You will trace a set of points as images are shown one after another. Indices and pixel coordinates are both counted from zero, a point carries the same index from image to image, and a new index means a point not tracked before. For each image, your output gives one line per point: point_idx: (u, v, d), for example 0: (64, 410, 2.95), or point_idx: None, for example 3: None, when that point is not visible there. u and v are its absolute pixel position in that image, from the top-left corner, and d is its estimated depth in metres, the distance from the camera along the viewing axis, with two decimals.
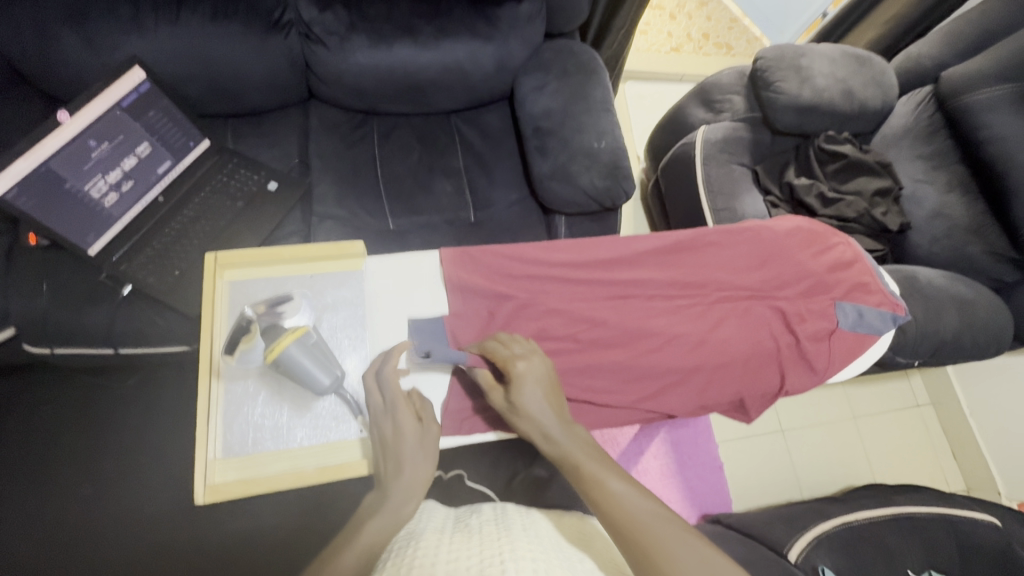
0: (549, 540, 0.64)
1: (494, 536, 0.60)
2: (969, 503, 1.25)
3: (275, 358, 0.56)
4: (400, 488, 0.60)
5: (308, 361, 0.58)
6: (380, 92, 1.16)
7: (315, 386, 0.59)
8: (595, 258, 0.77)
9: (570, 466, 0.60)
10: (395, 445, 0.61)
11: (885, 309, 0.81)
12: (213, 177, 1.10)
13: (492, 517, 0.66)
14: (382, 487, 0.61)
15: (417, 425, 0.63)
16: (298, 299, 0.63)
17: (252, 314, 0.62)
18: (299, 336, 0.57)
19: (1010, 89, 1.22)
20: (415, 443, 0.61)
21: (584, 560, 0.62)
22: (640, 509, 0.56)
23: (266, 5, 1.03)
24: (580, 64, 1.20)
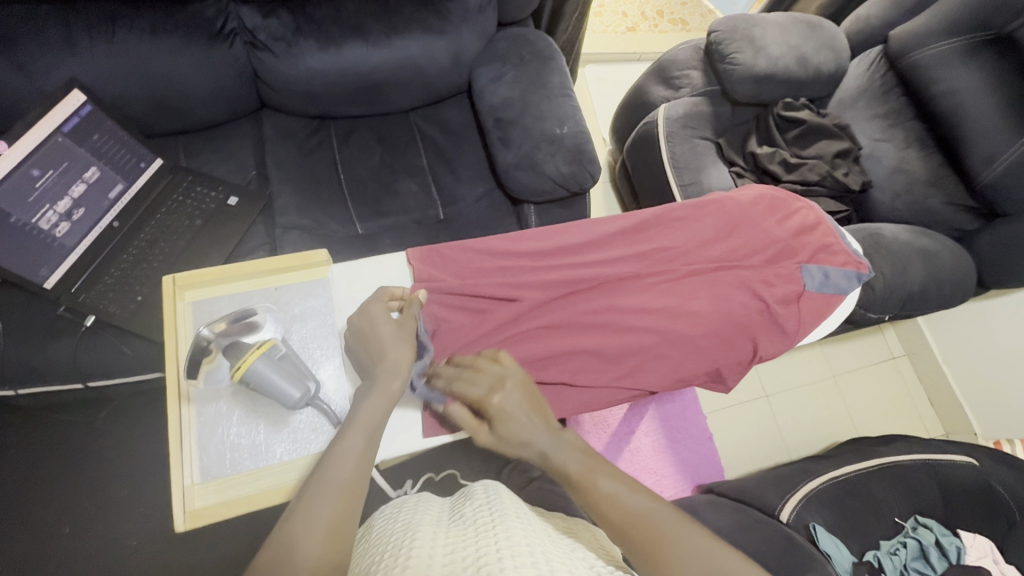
0: (540, 527, 0.64)
1: (487, 523, 0.60)
2: (947, 446, 1.30)
3: (243, 376, 0.56)
4: (385, 367, 0.62)
5: (277, 376, 0.57)
6: (335, 95, 1.13)
7: (285, 402, 0.58)
8: (564, 243, 0.77)
9: (565, 475, 0.60)
10: (374, 333, 0.64)
11: (850, 268, 0.83)
12: (168, 197, 1.07)
13: (485, 502, 0.66)
14: (370, 374, 0.63)
15: (395, 319, 0.66)
16: (262, 314, 0.66)
17: (209, 334, 0.61)
18: (266, 350, 0.57)
19: (955, 43, 1.26)
20: (389, 327, 0.64)
21: (577, 547, 0.63)
22: (633, 504, 0.57)
23: (206, 14, 0.99)
24: (535, 51, 1.19)
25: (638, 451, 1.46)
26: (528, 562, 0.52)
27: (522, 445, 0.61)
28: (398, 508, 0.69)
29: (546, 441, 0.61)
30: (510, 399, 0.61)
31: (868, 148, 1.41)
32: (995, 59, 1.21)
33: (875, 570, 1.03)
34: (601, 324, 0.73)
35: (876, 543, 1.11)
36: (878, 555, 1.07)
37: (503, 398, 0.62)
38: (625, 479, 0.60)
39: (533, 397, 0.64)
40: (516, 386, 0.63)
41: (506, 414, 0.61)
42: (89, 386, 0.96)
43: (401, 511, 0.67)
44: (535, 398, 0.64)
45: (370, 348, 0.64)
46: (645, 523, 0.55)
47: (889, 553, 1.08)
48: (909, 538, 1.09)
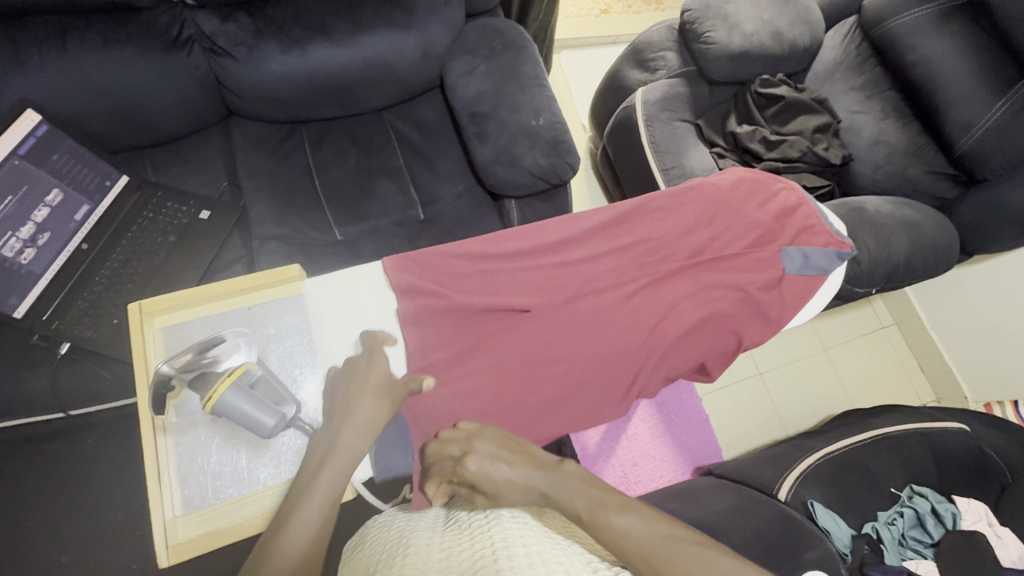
0: (536, 526, 0.63)
1: (481, 525, 0.59)
2: (939, 413, 1.31)
3: (213, 407, 0.54)
4: (353, 426, 0.59)
5: (248, 406, 0.55)
6: (303, 99, 1.10)
7: (259, 432, 0.56)
8: (544, 241, 0.75)
9: (570, 510, 0.58)
10: (359, 386, 0.62)
11: (831, 248, 0.82)
12: (139, 215, 1.02)
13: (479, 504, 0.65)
14: (336, 425, 0.60)
15: (388, 377, 0.64)
16: (230, 339, 0.61)
17: (169, 370, 0.58)
18: (237, 377, 0.55)
19: (928, 10, 1.25)
20: (378, 387, 0.62)
21: (572, 545, 0.62)
22: (643, 531, 0.56)
23: (161, 22, 0.96)
24: (506, 40, 1.16)
25: (636, 439, 1.48)
26: (526, 557, 0.51)
27: (517, 490, 0.59)
28: (391, 516, 0.68)
29: (539, 479, 0.60)
30: (486, 458, 0.60)
31: (847, 121, 1.40)
32: (968, 24, 1.21)
33: (874, 543, 1.04)
34: (589, 324, 0.71)
35: (874, 513, 1.13)
36: (877, 527, 1.08)
37: (482, 457, 0.60)
38: (640, 508, 0.59)
39: (511, 445, 0.63)
40: (484, 444, 0.61)
41: (487, 474, 0.59)
42: (71, 414, 0.94)
43: (397, 516, 0.67)
44: (513, 444, 0.63)
45: (344, 400, 0.61)
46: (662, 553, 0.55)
47: (887, 523, 1.10)
48: (906, 507, 1.11)
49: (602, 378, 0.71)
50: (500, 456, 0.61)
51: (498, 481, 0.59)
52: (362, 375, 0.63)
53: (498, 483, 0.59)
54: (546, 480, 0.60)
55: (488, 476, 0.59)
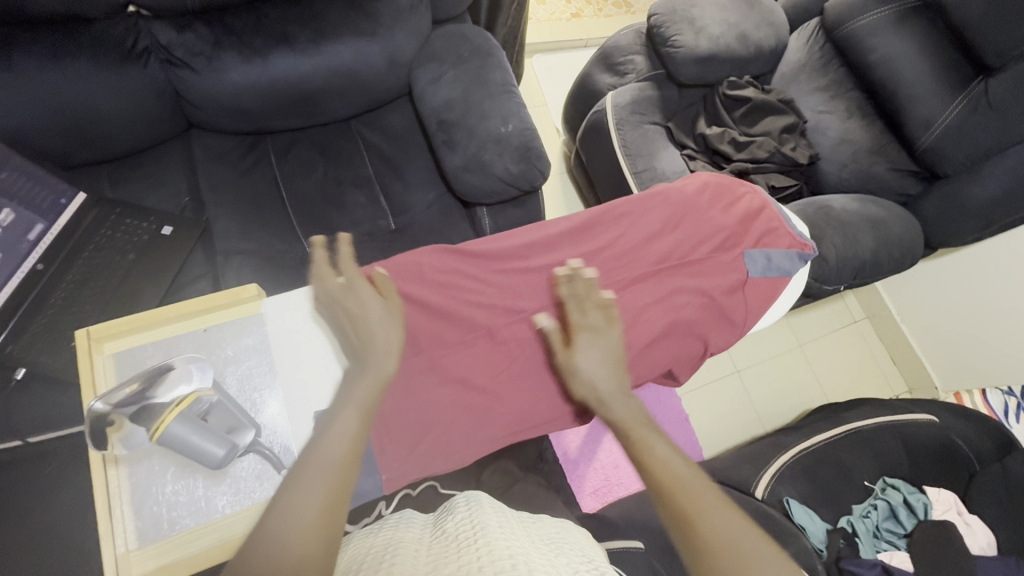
0: (523, 536, 0.62)
1: (468, 539, 0.58)
2: (910, 404, 1.34)
3: (158, 438, 0.49)
4: (376, 351, 0.60)
5: (196, 437, 0.51)
6: (266, 110, 1.08)
7: (207, 462, 0.53)
8: (509, 248, 0.74)
9: (619, 430, 0.60)
10: (363, 319, 0.62)
11: (794, 249, 0.83)
12: (96, 233, 0.99)
13: (467, 514, 0.64)
14: (359, 359, 0.60)
15: (382, 297, 0.64)
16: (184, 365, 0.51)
17: (108, 405, 0.50)
18: (187, 407, 0.50)
19: (888, 11, 1.28)
20: (380, 311, 0.62)
21: (558, 556, 0.61)
22: (682, 470, 0.54)
23: (115, 33, 0.93)
24: (473, 47, 1.15)
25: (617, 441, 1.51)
26: (514, 566, 0.50)
27: (586, 377, 0.63)
28: (377, 526, 0.67)
29: (608, 385, 0.62)
30: (597, 343, 0.64)
31: (814, 121, 1.42)
32: (927, 25, 1.24)
33: (849, 537, 1.06)
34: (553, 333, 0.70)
35: (848, 507, 1.15)
36: (852, 520, 1.10)
37: (590, 338, 0.65)
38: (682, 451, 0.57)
39: (616, 359, 0.64)
40: (604, 342, 0.64)
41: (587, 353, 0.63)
42: (29, 442, 0.90)
43: (383, 527, 0.66)
44: (620, 359, 0.64)
45: (356, 334, 0.61)
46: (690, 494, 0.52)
47: (862, 516, 1.11)
48: (880, 500, 1.13)
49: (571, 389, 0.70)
50: (600, 345, 0.64)
51: (581, 361, 0.63)
52: (355, 298, 0.63)
53: (584, 364, 0.64)
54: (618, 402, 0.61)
55: (575, 347, 0.64)
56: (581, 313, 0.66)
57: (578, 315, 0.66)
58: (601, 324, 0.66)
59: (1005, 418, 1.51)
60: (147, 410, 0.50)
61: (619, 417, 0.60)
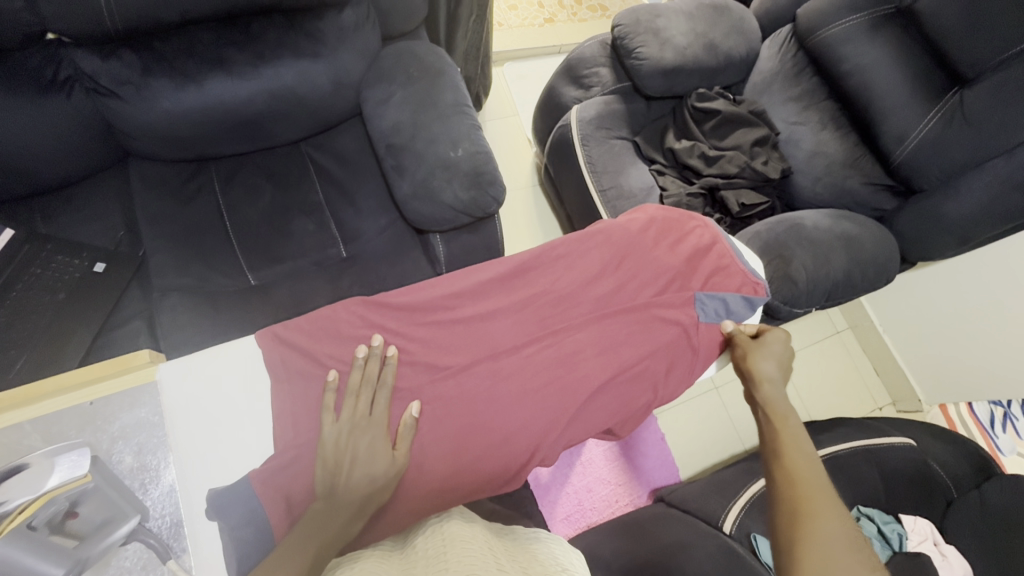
0: (499, 555, 0.55)
1: (437, 554, 0.51)
2: (889, 425, 1.29)
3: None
4: (354, 495, 0.55)
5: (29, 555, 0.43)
6: (205, 136, 1.03)
7: None
8: (434, 296, 0.69)
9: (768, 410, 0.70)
10: (345, 449, 0.58)
11: (746, 290, 0.79)
12: (25, 271, 0.92)
13: (437, 525, 0.57)
14: (329, 493, 0.55)
15: (370, 419, 0.60)
16: (40, 462, 0.44)
17: None
18: (34, 512, 0.43)
19: (860, 19, 1.22)
20: (371, 445, 0.58)
21: (533, 568, 0.56)
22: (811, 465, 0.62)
23: (32, 64, 0.88)
24: (424, 66, 1.10)
25: (591, 463, 1.49)
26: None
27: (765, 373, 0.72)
28: None
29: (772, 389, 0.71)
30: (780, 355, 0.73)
31: (786, 132, 1.37)
32: (900, 34, 1.19)
33: None
34: (478, 394, 0.65)
35: None
36: None
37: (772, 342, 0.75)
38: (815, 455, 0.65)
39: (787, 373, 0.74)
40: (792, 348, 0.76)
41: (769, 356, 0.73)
42: None
43: None
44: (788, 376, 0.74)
45: (336, 464, 0.57)
46: (814, 498, 0.58)
47: None
48: None
49: (499, 454, 0.64)
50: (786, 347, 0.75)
51: (769, 352, 0.73)
52: (361, 440, 0.58)
53: (770, 353, 0.74)
54: (786, 400, 0.70)
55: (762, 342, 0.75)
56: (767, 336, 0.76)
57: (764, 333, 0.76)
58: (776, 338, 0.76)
59: (991, 428, 1.53)
60: None
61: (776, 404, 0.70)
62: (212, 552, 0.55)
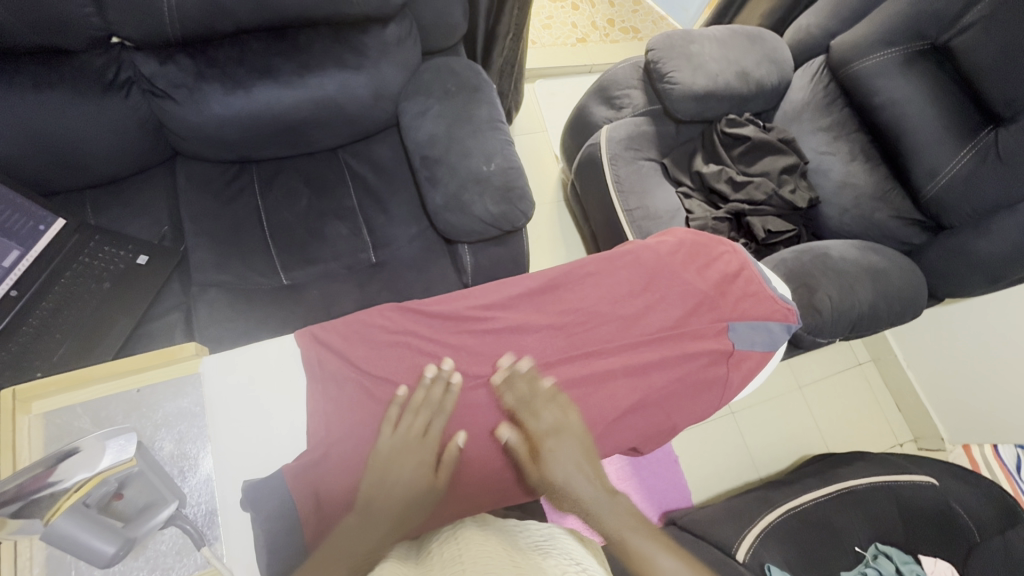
0: (514, 553, 0.56)
1: (452, 555, 0.52)
2: (910, 463, 1.27)
3: (51, 524, 0.44)
4: (388, 518, 0.56)
5: (87, 533, 0.46)
6: (249, 139, 1.08)
7: (96, 562, 0.47)
8: (465, 307, 0.71)
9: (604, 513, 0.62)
10: (390, 467, 0.59)
11: (777, 318, 0.80)
12: (74, 260, 0.97)
13: (448, 533, 0.58)
14: (365, 508, 0.57)
15: (422, 438, 0.62)
16: (89, 446, 0.46)
17: None
18: (88, 491, 0.45)
19: (894, 53, 1.23)
20: (414, 467, 0.60)
21: (553, 566, 0.56)
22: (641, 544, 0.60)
23: (96, 65, 0.93)
24: (461, 81, 1.14)
25: None
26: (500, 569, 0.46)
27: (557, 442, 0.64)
28: None
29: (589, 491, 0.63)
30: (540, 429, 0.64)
31: (815, 162, 1.38)
32: (933, 70, 1.19)
33: None
34: (503, 406, 0.66)
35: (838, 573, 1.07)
36: None
37: (556, 439, 0.64)
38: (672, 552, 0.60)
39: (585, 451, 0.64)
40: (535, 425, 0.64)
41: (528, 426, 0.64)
42: None
43: None
44: (587, 448, 0.65)
45: (375, 482, 0.58)
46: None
47: None
48: (870, 568, 1.06)
49: (522, 467, 0.65)
50: (687, 360, 0.73)
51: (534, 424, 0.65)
52: (409, 457, 0.60)
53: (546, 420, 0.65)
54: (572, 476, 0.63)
55: (544, 461, 0.63)
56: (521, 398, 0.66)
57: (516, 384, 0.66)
58: (572, 426, 0.65)
59: (1018, 473, 1.46)
60: (38, 501, 0.43)
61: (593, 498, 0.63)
62: (242, 543, 0.57)
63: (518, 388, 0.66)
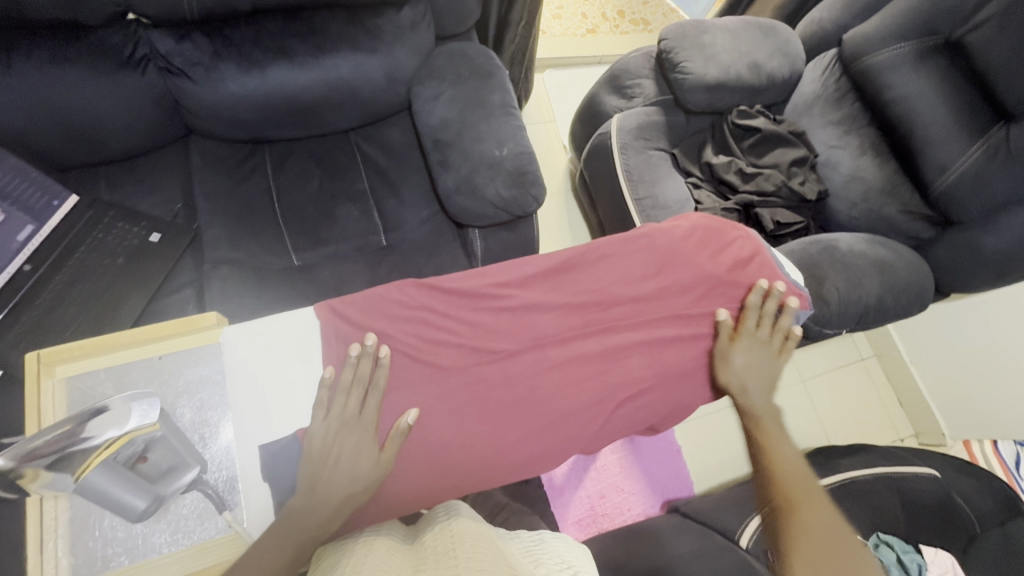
0: (506, 550, 0.57)
1: (446, 547, 0.53)
2: (911, 455, 1.29)
3: (85, 478, 0.45)
4: (330, 502, 0.57)
5: (121, 488, 0.48)
6: (263, 120, 1.08)
7: (127, 515, 0.50)
8: (482, 284, 0.71)
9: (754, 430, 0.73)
10: (327, 450, 0.59)
11: (789, 303, 0.81)
12: (87, 235, 0.97)
13: (444, 523, 0.59)
14: (308, 493, 0.57)
15: (357, 420, 0.61)
16: (118, 406, 0.46)
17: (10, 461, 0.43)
18: (118, 449, 0.46)
19: (908, 48, 1.22)
20: (351, 450, 0.59)
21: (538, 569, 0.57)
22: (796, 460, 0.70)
23: (113, 41, 0.93)
24: (474, 66, 1.14)
25: (605, 470, 1.49)
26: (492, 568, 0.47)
27: (751, 362, 0.74)
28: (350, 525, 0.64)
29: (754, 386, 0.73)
30: (753, 355, 0.74)
31: (824, 155, 1.38)
32: (945, 65, 1.19)
33: None
34: (523, 382, 0.68)
35: None
36: None
37: (753, 343, 0.75)
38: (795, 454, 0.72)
39: (768, 379, 0.75)
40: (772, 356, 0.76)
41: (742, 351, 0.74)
42: None
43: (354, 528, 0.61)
44: (769, 377, 0.75)
45: (312, 466, 0.58)
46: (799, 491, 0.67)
47: None
48: None
49: (538, 442, 0.67)
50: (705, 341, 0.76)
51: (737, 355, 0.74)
52: (348, 440, 0.60)
53: (753, 353, 0.74)
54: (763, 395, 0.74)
55: (733, 345, 0.74)
56: (742, 329, 0.76)
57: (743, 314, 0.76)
58: (768, 340, 0.76)
59: (1016, 470, 1.46)
60: (71, 458, 0.44)
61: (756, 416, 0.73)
62: (264, 509, 0.59)
63: (751, 315, 0.76)
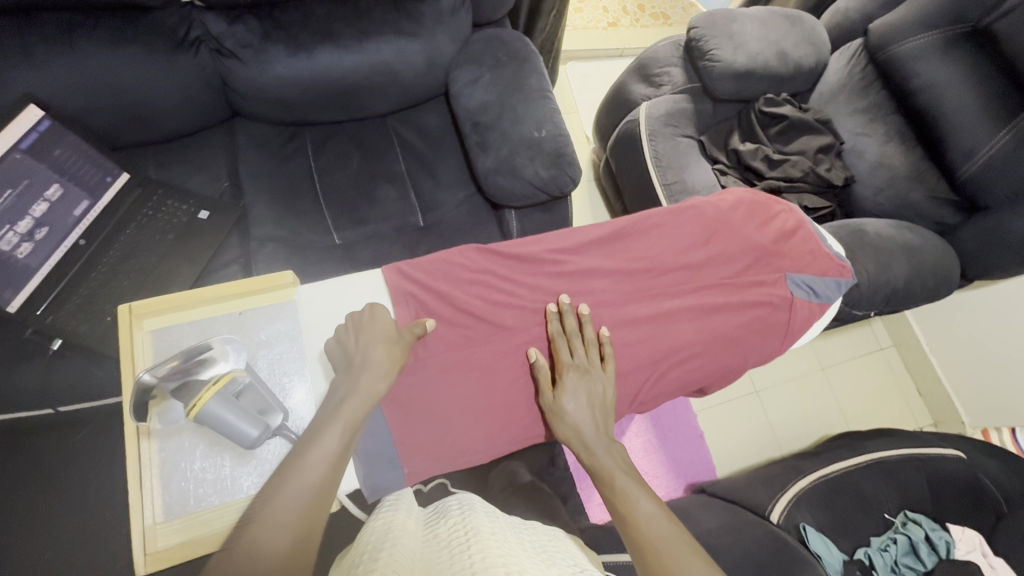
0: (520, 551, 0.59)
1: (461, 547, 0.55)
2: (936, 439, 1.30)
3: (197, 415, 0.52)
4: (369, 367, 0.61)
5: (233, 417, 0.53)
6: (307, 102, 1.11)
7: (241, 442, 0.54)
8: (541, 251, 0.74)
9: (604, 480, 0.64)
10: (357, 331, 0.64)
11: (833, 275, 0.82)
12: (137, 213, 1.01)
13: (461, 519, 0.61)
14: (352, 370, 0.62)
15: (367, 316, 0.66)
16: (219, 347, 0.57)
17: (152, 379, 0.52)
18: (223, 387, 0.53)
19: (935, 36, 1.25)
20: (371, 326, 0.64)
21: (552, 567, 0.59)
22: (647, 510, 0.60)
23: (169, 23, 0.97)
24: (512, 52, 1.16)
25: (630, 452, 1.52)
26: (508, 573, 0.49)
27: (565, 392, 0.66)
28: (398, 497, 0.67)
29: (590, 431, 0.65)
30: (584, 384, 0.66)
31: (851, 143, 1.40)
32: (974, 52, 1.21)
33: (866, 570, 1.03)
34: None
35: (865, 539, 1.11)
36: (869, 553, 1.06)
37: (578, 379, 0.67)
38: (664, 507, 0.62)
39: (605, 408, 0.67)
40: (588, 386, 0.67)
41: (575, 390, 0.66)
42: (60, 411, 0.95)
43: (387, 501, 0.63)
44: (603, 413, 0.67)
45: (356, 347, 0.63)
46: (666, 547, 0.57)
47: (881, 550, 1.07)
48: (900, 534, 1.09)
49: None
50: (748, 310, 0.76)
51: (566, 384, 0.66)
52: (365, 318, 0.65)
53: (576, 386, 0.66)
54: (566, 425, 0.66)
55: (560, 390, 0.66)
56: (568, 353, 0.68)
57: (568, 354, 0.68)
58: (586, 366, 0.68)
59: None
60: (188, 386, 0.53)
61: (604, 464, 0.64)
62: None
63: (567, 341, 0.69)
